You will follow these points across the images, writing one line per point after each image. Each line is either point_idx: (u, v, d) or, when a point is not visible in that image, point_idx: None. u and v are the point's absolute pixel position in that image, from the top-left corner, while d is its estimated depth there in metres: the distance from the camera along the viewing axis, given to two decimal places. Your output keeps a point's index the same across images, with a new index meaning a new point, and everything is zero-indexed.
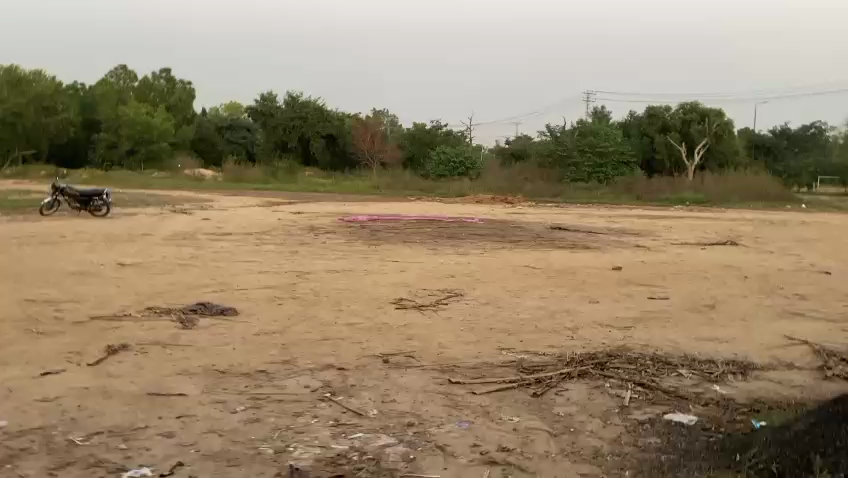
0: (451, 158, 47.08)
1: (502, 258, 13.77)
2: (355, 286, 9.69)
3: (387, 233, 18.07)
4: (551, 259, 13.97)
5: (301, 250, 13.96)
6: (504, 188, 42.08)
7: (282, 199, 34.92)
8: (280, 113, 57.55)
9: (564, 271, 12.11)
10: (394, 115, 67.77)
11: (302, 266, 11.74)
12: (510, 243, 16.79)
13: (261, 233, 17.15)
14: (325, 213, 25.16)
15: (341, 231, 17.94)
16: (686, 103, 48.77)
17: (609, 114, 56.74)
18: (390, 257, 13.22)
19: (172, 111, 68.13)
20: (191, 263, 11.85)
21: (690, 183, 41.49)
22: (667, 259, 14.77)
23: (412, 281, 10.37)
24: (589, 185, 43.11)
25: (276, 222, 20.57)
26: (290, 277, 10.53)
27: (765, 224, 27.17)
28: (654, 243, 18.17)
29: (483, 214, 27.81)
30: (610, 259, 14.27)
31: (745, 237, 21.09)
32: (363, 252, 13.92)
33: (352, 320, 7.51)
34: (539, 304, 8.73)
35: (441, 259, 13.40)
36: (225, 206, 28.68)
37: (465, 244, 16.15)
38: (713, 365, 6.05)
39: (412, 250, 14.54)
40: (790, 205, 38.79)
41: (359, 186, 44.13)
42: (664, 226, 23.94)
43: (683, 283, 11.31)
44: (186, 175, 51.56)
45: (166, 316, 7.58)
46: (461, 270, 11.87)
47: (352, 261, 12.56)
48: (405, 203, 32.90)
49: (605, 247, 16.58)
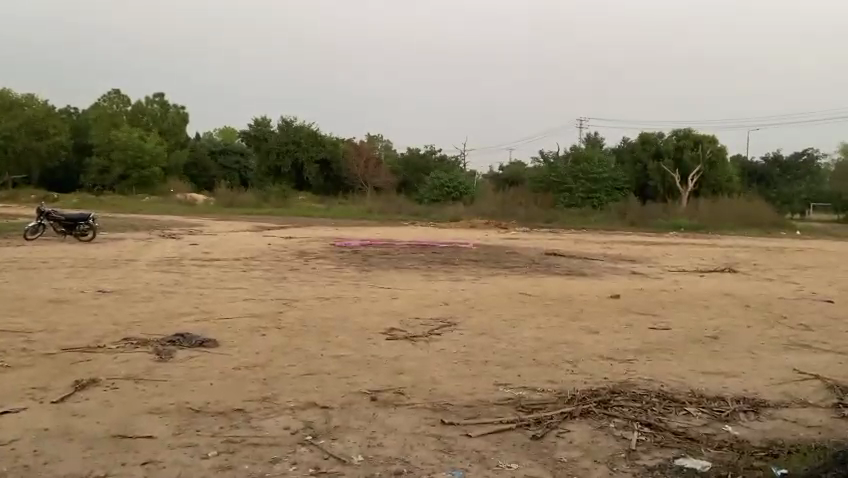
0: (444, 182, 46.87)
1: (497, 285, 13.42)
2: (344, 316, 9.30)
3: (379, 258, 17.73)
4: (547, 286, 13.63)
5: (290, 277, 13.58)
6: (497, 213, 41.82)
7: (274, 224, 34.55)
8: (274, 138, 57.43)
9: (561, 299, 11.76)
10: (388, 140, 67.75)
11: (290, 294, 11.35)
12: (504, 269, 16.45)
13: (250, 259, 16.78)
14: (316, 238, 24.80)
15: (332, 257, 17.59)
16: (679, 129, 48.90)
17: (602, 140, 56.88)
18: (381, 284, 12.85)
19: (165, 136, 67.97)
20: (175, 290, 11.46)
21: (684, 209, 41.37)
22: (666, 287, 14.45)
23: (404, 310, 10.00)
24: (583, 210, 42.90)
25: (267, 247, 20.19)
26: (277, 305, 10.14)
27: (761, 250, 26.97)
28: (651, 270, 17.88)
29: (476, 239, 27.51)
30: (606, 286, 13.95)
31: (742, 264, 20.83)
32: (354, 278, 13.56)
33: (340, 352, 7.12)
34: (536, 334, 8.37)
35: (434, 285, 13.04)
36: (215, 230, 28.29)
37: (459, 270, 15.81)
38: (722, 403, 5.69)
39: (404, 277, 14.18)
40: (785, 232, 38.67)
41: (353, 211, 43.85)
42: (660, 253, 23.68)
43: (683, 312, 10.98)
44: (177, 200, 51.22)
45: (143, 348, 7.17)
46: (456, 297, 11.51)
47: (342, 288, 12.18)
48: (398, 228, 32.61)
49: (601, 274, 16.27)
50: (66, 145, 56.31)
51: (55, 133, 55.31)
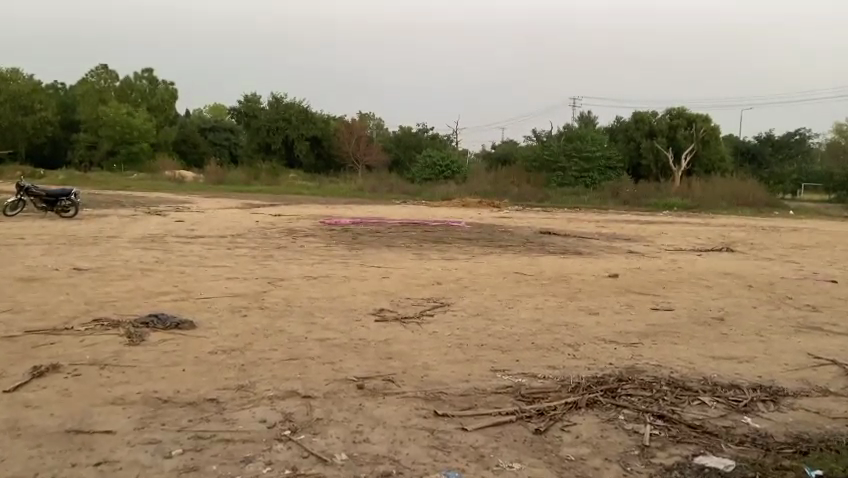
0: (436, 161, 46.27)
1: (492, 264, 12.94)
2: (332, 295, 8.81)
3: (370, 236, 17.21)
4: (543, 265, 13.19)
5: (276, 255, 13.05)
6: (490, 192, 41.30)
7: (263, 201, 33.95)
8: (263, 114, 56.49)
9: (558, 278, 11.31)
10: (379, 117, 66.85)
11: (276, 272, 10.85)
12: (499, 248, 15.99)
13: (236, 236, 16.22)
14: (306, 215, 24.24)
15: (322, 235, 17.07)
16: (673, 108, 48.36)
17: (595, 118, 56.29)
18: (372, 263, 12.37)
19: (153, 112, 66.91)
20: (155, 268, 10.94)
21: (677, 189, 40.98)
22: (665, 266, 14.03)
23: (395, 290, 9.53)
24: (575, 189, 42.42)
25: (254, 224, 19.62)
26: (261, 285, 9.63)
27: (757, 229, 26.61)
28: (648, 249, 17.45)
29: (469, 217, 27.02)
30: (604, 265, 13.51)
31: (739, 243, 20.44)
32: (343, 256, 13.05)
33: (326, 335, 6.64)
34: (534, 315, 7.91)
35: (427, 264, 12.56)
36: (203, 207, 27.66)
37: (451, 248, 15.34)
38: (738, 393, 5.25)
39: (395, 255, 13.68)
40: (778, 212, 38.41)
41: (343, 189, 43.23)
42: (655, 232, 23.27)
43: (686, 292, 10.53)
44: (165, 177, 50.43)
45: (113, 330, 6.67)
46: (449, 277, 11.04)
47: (330, 266, 11.67)
48: (389, 206, 32.08)
49: (598, 253, 15.83)
50: (52, 121, 55.31)
51: (41, 109, 54.27)
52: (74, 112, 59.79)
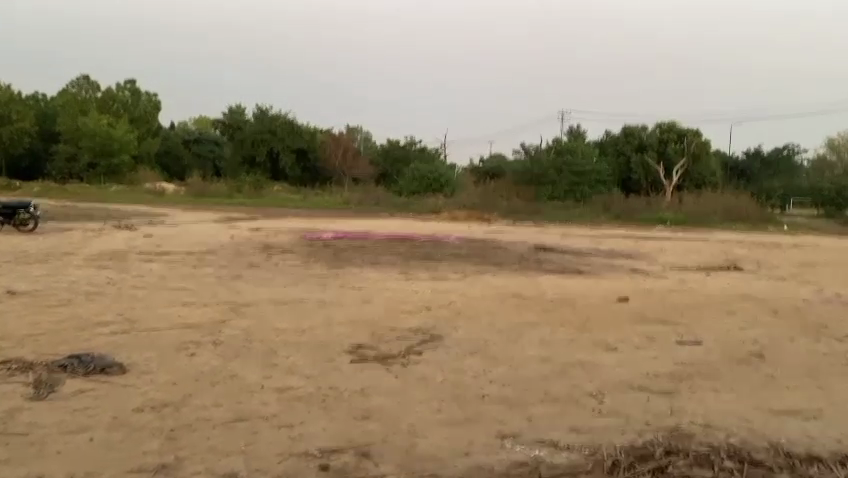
0: (424, 174, 45.12)
1: (487, 285, 11.66)
2: (302, 327, 7.49)
3: (353, 253, 15.93)
4: (544, 286, 11.94)
5: (246, 275, 11.72)
6: (479, 205, 40.14)
7: (244, 214, 32.59)
8: (248, 127, 55.25)
9: (562, 302, 10.02)
10: (366, 131, 65.72)
11: (244, 297, 9.53)
12: (492, 266, 14.71)
13: (206, 253, 14.88)
14: (286, 229, 22.86)
15: (301, 251, 15.76)
16: (664, 122, 47.48)
17: (584, 132, 55.56)
18: (352, 284, 11.05)
19: (136, 124, 65.35)
20: (104, 291, 9.55)
21: (669, 204, 40.04)
22: (675, 287, 12.82)
23: (379, 317, 8.24)
24: (566, 203, 41.38)
25: (229, 240, 18.23)
26: (222, 314, 8.29)
27: (757, 246, 25.60)
28: (652, 267, 16.28)
29: (458, 232, 25.78)
30: (610, 287, 12.27)
31: (744, 261, 19.31)
32: (320, 277, 11.73)
33: (290, 384, 5.33)
34: (542, 352, 6.63)
35: (414, 286, 11.25)
36: (179, 221, 26.20)
37: (441, 267, 14.08)
38: (824, 470, 4.00)
39: (379, 274, 12.40)
40: (773, 227, 37.50)
41: (329, 203, 41.89)
42: (655, 248, 22.18)
43: (707, 319, 9.31)
44: (145, 189, 48.83)
45: (19, 377, 5.30)
46: (441, 301, 9.76)
47: (306, 289, 10.34)
48: (375, 220, 30.80)
49: (599, 272, 14.62)
50: (30, 132, 53.63)
51: (18, 119, 52.52)
52: (54, 123, 58.19)
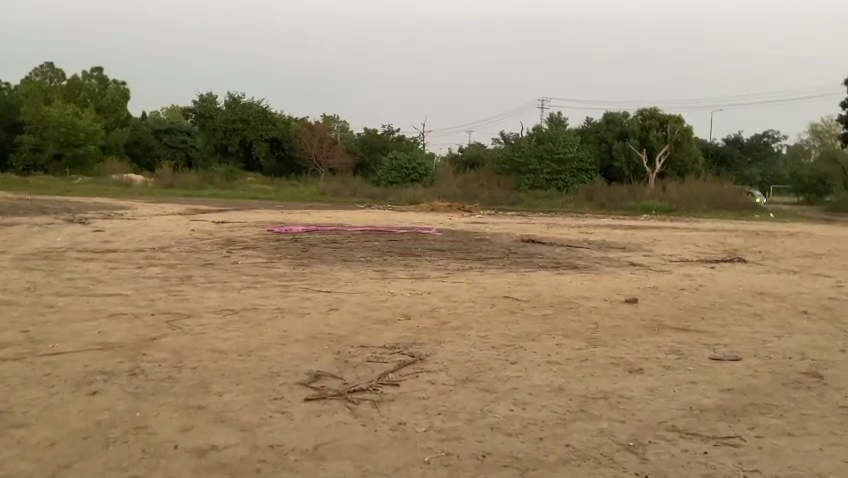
0: (402, 163, 43.63)
1: (474, 286, 10.24)
2: (252, 347, 6.02)
3: (324, 248, 14.44)
4: (539, 285, 10.56)
5: (198, 277, 10.17)
6: (459, 195, 38.72)
7: (213, 206, 30.89)
8: (220, 115, 53.27)
9: (561, 306, 8.64)
10: (342, 120, 63.85)
11: (187, 305, 8.01)
12: (477, 261, 13.29)
13: (159, 250, 13.28)
14: (253, 222, 21.25)
15: (266, 247, 14.25)
16: (644, 109, 46.39)
17: (565, 120, 54.37)
18: (319, 286, 9.58)
19: (103, 114, 62.98)
20: (17, 300, 7.97)
21: (652, 192, 38.88)
22: (682, 283, 11.49)
23: (348, 331, 6.78)
24: (548, 193, 40.09)
25: (188, 234, 16.65)
26: (153, 329, 6.75)
27: (750, 234, 24.47)
28: (650, 260, 14.99)
29: (439, 224, 24.36)
30: (611, 285, 10.93)
31: (744, 251, 18.08)
32: (283, 278, 10.22)
33: (216, 443, 3.86)
34: (552, 379, 5.22)
35: (391, 287, 9.80)
36: (141, 214, 24.53)
37: (422, 263, 12.63)
38: None
39: (352, 274, 10.95)
40: (759, 215, 36.60)
41: (304, 193, 40.33)
42: (646, 238, 20.96)
43: (733, 324, 7.96)
44: (112, 181, 46.69)
45: None
46: (422, 307, 8.32)
47: (265, 293, 8.86)
48: (349, 211, 29.22)
49: (595, 267, 13.28)
50: None
51: None
52: (16, 113, 55.63)
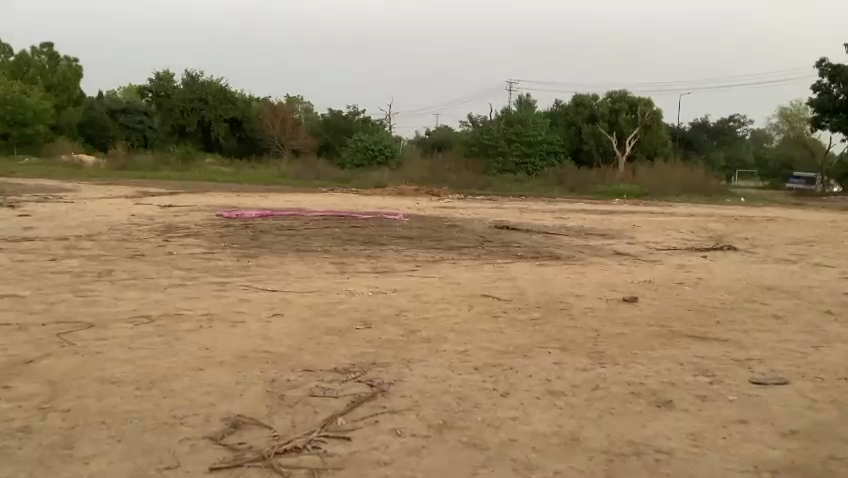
0: (368, 145, 41.90)
1: (447, 281, 8.82)
2: (156, 375, 4.51)
3: (278, 236, 12.88)
4: (522, 280, 9.20)
5: (120, 272, 8.56)
6: (426, 179, 37.28)
7: (166, 189, 28.89)
8: (177, 94, 50.76)
9: (552, 307, 7.27)
10: (305, 101, 61.59)
11: (93, 310, 6.44)
12: (450, 251, 11.87)
13: (86, 238, 11.57)
14: (204, 206, 19.48)
15: (212, 234, 12.65)
16: (613, 91, 45.40)
17: (534, 102, 53.14)
18: (264, 283, 8.08)
19: (53, 92, 59.67)
20: None
21: (623, 176, 37.90)
22: (679, 276, 10.24)
23: (292, 348, 5.32)
24: (517, 176, 38.85)
25: (126, 219, 14.91)
26: (34, 346, 5.20)
27: (729, 220, 23.50)
28: (637, 248, 13.76)
29: (406, 208, 22.86)
30: (602, 279, 9.62)
31: (730, 238, 16.99)
32: (223, 273, 8.68)
33: None
34: (560, 423, 3.84)
35: (349, 284, 8.33)
36: (82, 197, 22.57)
37: (387, 254, 11.18)
38: None
39: (305, 267, 9.46)
40: (730, 200, 35.92)
41: (264, 176, 38.38)
42: (625, 224, 19.82)
43: (755, 329, 6.69)
44: (61, 162, 44.00)
45: None
46: (386, 310, 6.89)
47: (195, 294, 7.31)
48: (308, 194, 27.53)
49: (580, 257, 11.98)
50: None
51: None
52: None
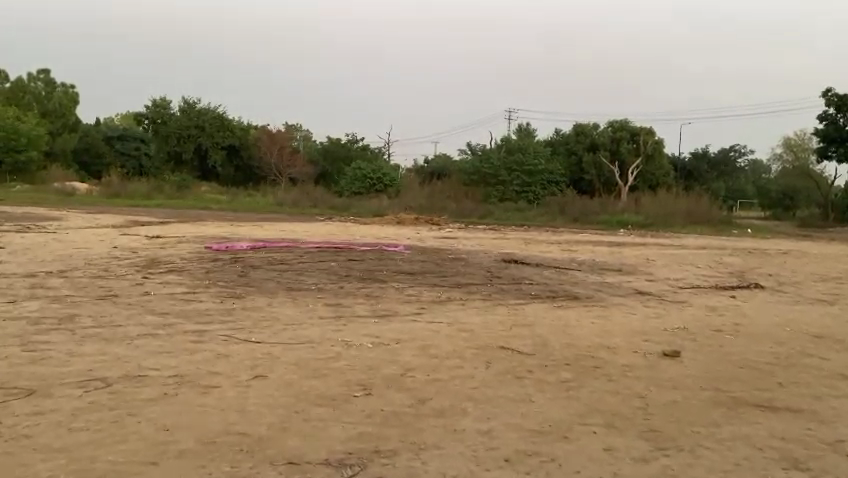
0: (367, 173, 41.08)
1: (457, 328, 7.77)
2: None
3: (269, 272, 11.82)
4: (541, 326, 8.14)
5: (85, 316, 7.50)
6: (425, 208, 36.38)
7: (158, 217, 27.89)
8: (174, 121, 49.95)
9: (584, 366, 6.20)
10: (303, 128, 60.89)
11: (38, 370, 5.35)
12: (457, 290, 10.81)
13: (57, 274, 10.49)
14: (195, 237, 18.48)
15: (197, 270, 11.60)
16: (615, 120, 44.62)
17: (534, 130, 52.48)
18: (247, 333, 7.00)
19: (49, 118, 59.09)
20: None
21: (626, 205, 37.06)
22: (713, 321, 9.19)
23: (274, 427, 4.25)
24: (519, 205, 37.92)
25: (107, 252, 13.86)
26: None
27: (742, 253, 22.56)
28: (658, 286, 12.73)
29: (406, 238, 21.86)
30: (631, 325, 8.56)
31: (752, 274, 15.97)
32: (203, 319, 7.60)
33: None
34: None
35: (347, 333, 7.26)
36: (67, 226, 21.49)
37: (388, 294, 10.12)
38: None
39: (296, 311, 8.39)
40: (736, 231, 35.04)
41: (260, 204, 37.47)
42: (637, 257, 18.82)
43: (829, 395, 5.63)
44: (54, 189, 43.02)
45: None
46: (391, 369, 5.82)
47: (165, 348, 6.24)
48: (304, 223, 26.52)
49: (600, 296, 10.93)
50: None
51: None
52: None
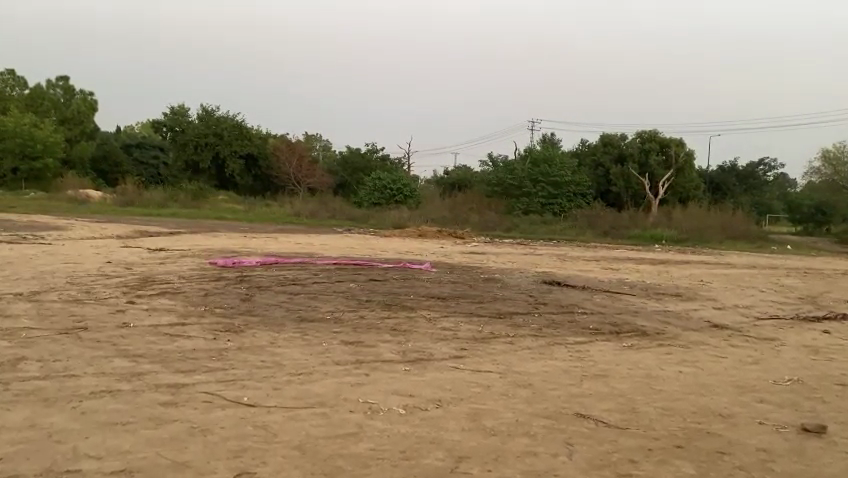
0: (386, 183, 39.33)
1: (513, 381, 5.97)
2: None
3: (277, 295, 10.10)
4: (620, 379, 6.31)
5: (34, 362, 5.79)
6: (445, 220, 34.61)
7: (167, 228, 26.34)
8: (191, 128, 48.44)
9: (707, 455, 4.37)
10: (321, 137, 59.45)
11: None
12: (499, 323, 8.98)
13: (26, 297, 8.84)
14: (202, 251, 16.87)
15: (194, 292, 9.90)
16: (645, 131, 42.36)
17: (558, 141, 50.59)
18: (238, 389, 5.26)
19: (66, 125, 58.09)
20: None
21: (657, 219, 35.02)
22: (829, 370, 7.30)
23: None
24: (544, 218, 35.88)
25: (98, 269, 12.22)
26: None
27: (796, 274, 20.50)
28: (731, 317, 10.85)
29: (430, 254, 20.13)
30: (731, 376, 6.70)
31: (826, 301, 13.98)
32: (185, 366, 5.85)
33: None
34: None
35: (372, 389, 5.50)
36: (68, 237, 19.92)
37: (418, 327, 8.31)
38: None
39: (304, 353, 6.60)
40: (777, 247, 32.70)
41: (274, 214, 35.91)
42: (687, 278, 16.92)
43: None
44: (66, 197, 41.67)
45: None
46: (435, 459, 4.04)
47: (123, 417, 4.51)
48: (319, 236, 24.83)
49: (672, 332, 9.05)
50: None
51: None
52: None
